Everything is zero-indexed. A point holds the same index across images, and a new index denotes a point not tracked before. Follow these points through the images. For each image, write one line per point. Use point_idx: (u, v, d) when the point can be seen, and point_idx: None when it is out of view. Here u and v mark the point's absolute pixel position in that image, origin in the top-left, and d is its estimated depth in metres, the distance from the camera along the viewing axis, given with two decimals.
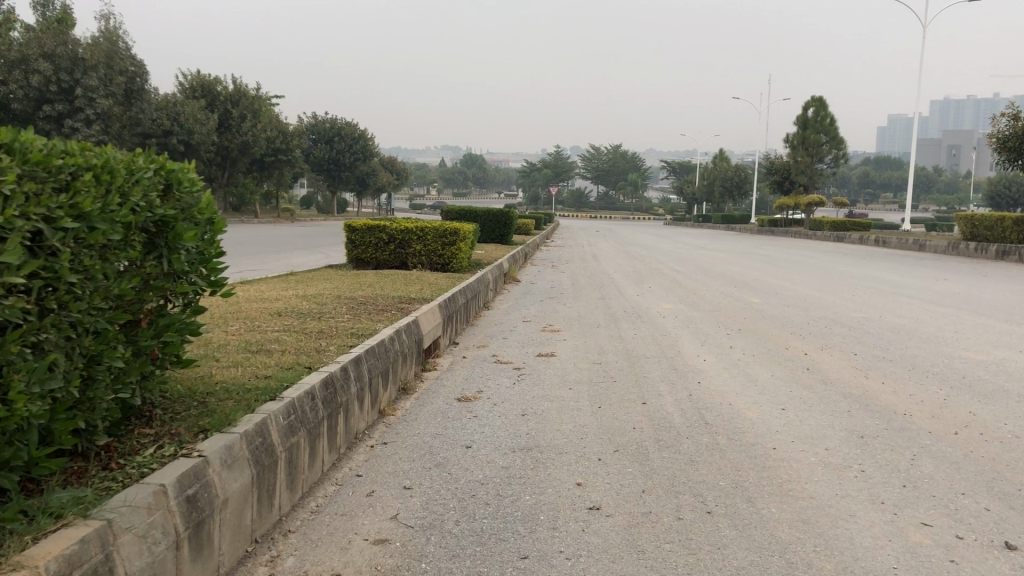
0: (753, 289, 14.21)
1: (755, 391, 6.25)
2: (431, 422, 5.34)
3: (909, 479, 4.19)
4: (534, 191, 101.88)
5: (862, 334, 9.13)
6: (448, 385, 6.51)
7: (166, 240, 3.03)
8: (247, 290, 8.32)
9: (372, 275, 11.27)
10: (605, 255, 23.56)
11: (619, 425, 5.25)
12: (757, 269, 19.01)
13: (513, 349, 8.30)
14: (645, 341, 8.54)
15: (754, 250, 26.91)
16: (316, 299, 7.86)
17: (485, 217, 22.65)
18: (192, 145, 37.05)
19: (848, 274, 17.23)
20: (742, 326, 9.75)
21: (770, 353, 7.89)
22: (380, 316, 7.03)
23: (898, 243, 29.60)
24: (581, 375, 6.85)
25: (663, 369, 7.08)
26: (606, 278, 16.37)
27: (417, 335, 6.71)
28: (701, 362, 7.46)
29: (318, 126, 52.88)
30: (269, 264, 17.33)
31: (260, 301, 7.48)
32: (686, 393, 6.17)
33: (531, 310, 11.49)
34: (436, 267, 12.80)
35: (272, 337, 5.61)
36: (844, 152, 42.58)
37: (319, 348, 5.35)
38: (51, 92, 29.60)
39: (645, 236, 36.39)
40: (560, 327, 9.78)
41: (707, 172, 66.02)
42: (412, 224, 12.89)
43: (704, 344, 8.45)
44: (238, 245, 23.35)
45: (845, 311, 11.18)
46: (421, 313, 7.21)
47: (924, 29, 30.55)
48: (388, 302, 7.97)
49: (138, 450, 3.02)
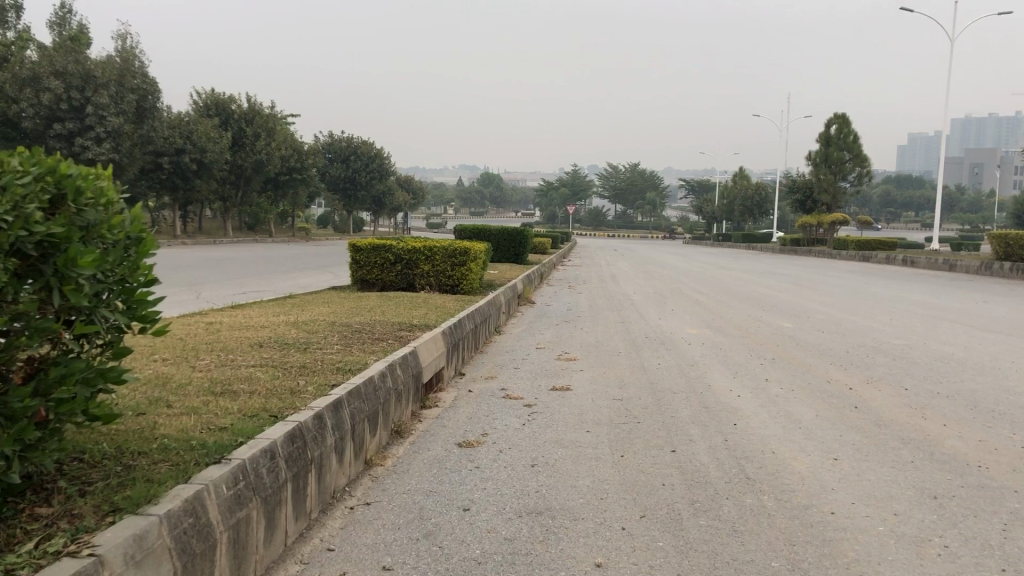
0: (782, 312, 13.40)
1: (800, 436, 5.46)
2: (425, 476, 4.58)
3: (1007, 561, 3.38)
4: (552, 210, 101.35)
5: (907, 365, 8.30)
6: (450, 427, 5.75)
7: (54, 268, 2.32)
8: (233, 316, 7.63)
9: (375, 297, 10.54)
10: (623, 275, 22.76)
11: (645, 480, 4.47)
12: (783, 289, 18.17)
13: (524, 381, 7.52)
14: (671, 372, 7.78)
15: (778, 270, 26.05)
16: (306, 326, 7.13)
17: (500, 235, 21.97)
18: (206, 164, 36.65)
19: (881, 296, 16.35)
20: (776, 355, 8.95)
21: (811, 389, 7.07)
22: (373, 346, 6.28)
23: (927, 263, 28.61)
24: (601, 413, 6.09)
25: (691, 407, 6.30)
26: (626, 300, 15.61)
27: (415, 369, 5.97)
28: (734, 398, 6.67)
29: (334, 145, 52.49)
30: (275, 286, 16.62)
31: (243, 330, 6.73)
32: (721, 438, 5.38)
33: (546, 336, 10.74)
34: (445, 289, 12.08)
35: (243, 374, 4.88)
36: (868, 169, 41.53)
37: (295, 388, 4.59)
38: (62, 110, 29.15)
39: (665, 255, 35.61)
40: (576, 354, 9.01)
41: (727, 191, 65.17)
42: (421, 243, 12.18)
43: (736, 376, 7.66)
44: (246, 266, 22.71)
45: (885, 337, 10.36)
46: (421, 343, 6.47)
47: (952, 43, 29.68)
48: (387, 330, 7.23)
49: (16, 544, 2.31)
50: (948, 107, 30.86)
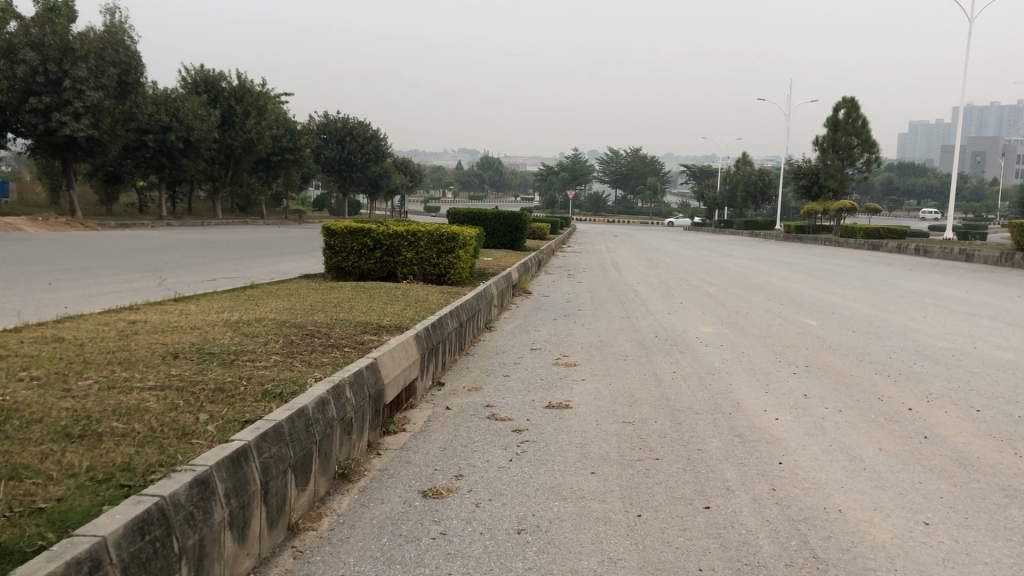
0: (803, 307, 12.17)
1: (871, 484, 4.19)
2: (367, 551, 3.30)
3: None
4: (552, 195, 99.73)
5: (966, 376, 7.04)
6: (416, 462, 4.49)
7: None
8: (165, 314, 6.34)
9: (348, 289, 9.25)
10: (626, 263, 21.51)
11: (675, 563, 3.19)
12: (797, 280, 16.90)
13: (513, 395, 6.22)
14: (689, 384, 6.52)
15: (788, 258, 24.76)
16: (249, 326, 5.82)
17: (494, 220, 20.75)
18: (193, 143, 35.39)
19: (905, 289, 15.12)
20: (810, 361, 7.69)
21: (861, 409, 5.79)
22: (321, 356, 4.99)
23: (941, 253, 27.34)
24: (608, 444, 4.82)
25: (722, 437, 5.03)
26: (630, 291, 14.36)
27: (372, 388, 4.70)
28: (771, 422, 5.40)
29: (329, 126, 50.96)
30: (252, 272, 15.33)
31: (164, 334, 5.42)
32: (767, 487, 4.12)
33: (541, 333, 9.49)
34: (430, 279, 10.84)
35: (124, 404, 3.59)
36: (877, 155, 39.95)
37: (189, 428, 3.31)
38: (38, 84, 27.58)
39: (668, 242, 34.28)
40: (576, 359, 7.72)
41: (730, 176, 63.73)
42: (402, 226, 10.89)
43: (768, 390, 6.38)
44: (226, 248, 21.38)
45: (927, 338, 9.13)
46: (385, 353, 5.18)
47: (972, 24, 28.30)
48: (346, 332, 5.94)
49: None
50: (966, 89, 29.41)
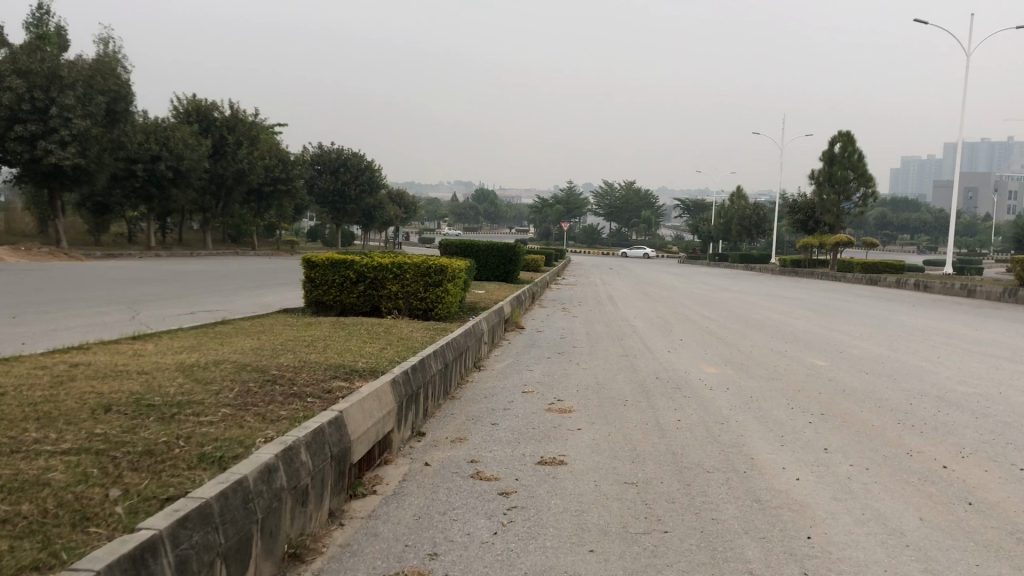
0: (809, 345, 11.57)
1: (922, 567, 3.55)
2: None
3: None
4: (546, 228, 99.23)
5: (999, 427, 6.42)
6: (384, 536, 3.84)
7: None
8: (112, 357, 5.68)
9: (327, 325, 8.63)
10: (623, 297, 20.91)
11: None
12: (798, 316, 16.31)
13: (501, 447, 5.58)
14: (697, 436, 5.89)
15: (790, 293, 24.16)
16: (205, 371, 5.17)
17: (488, 251, 20.20)
18: (183, 172, 34.84)
19: (913, 326, 14.53)
20: (826, 409, 7.06)
21: (891, 468, 5.16)
22: (279, 408, 4.33)
23: (943, 288, 26.82)
24: (608, 514, 4.15)
25: (739, 503, 4.38)
26: (628, 327, 13.75)
27: (335, 448, 4.04)
28: (792, 484, 4.76)
29: (323, 156, 50.57)
30: (232, 305, 14.72)
31: (104, 380, 4.75)
32: (799, 571, 3.49)
33: (534, 373, 8.86)
34: (416, 314, 10.21)
35: (18, 477, 2.92)
36: (873, 190, 39.61)
37: (92, 512, 2.65)
38: (23, 111, 27.05)
39: (664, 275, 33.68)
40: (572, 404, 7.09)
41: (725, 210, 63.38)
42: (387, 258, 10.28)
43: (785, 444, 5.75)
44: (208, 279, 20.72)
45: (946, 382, 8.53)
46: (354, 404, 4.52)
47: (971, 57, 28.03)
48: (312, 377, 5.29)
49: None
50: (965, 123, 29.06)
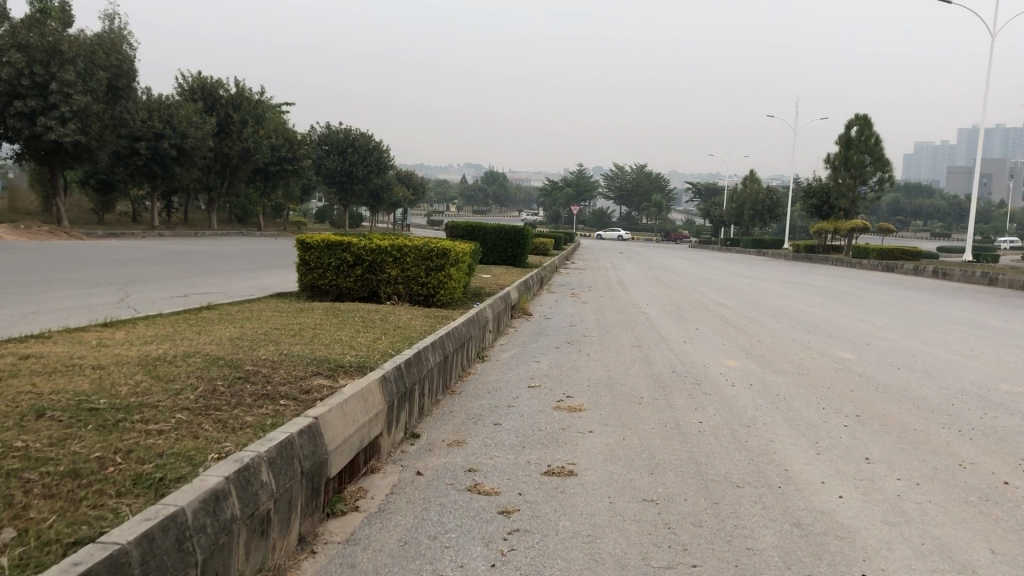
0: (832, 336, 10.96)
1: None
2: None
3: None
4: (555, 211, 98.29)
5: None
6: (362, 568, 3.24)
7: None
8: (68, 349, 5.08)
9: (320, 312, 8.04)
10: (634, 282, 20.30)
11: None
12: (817, 304, 15.67)
13: (502, 453, 4.99)
14: (723, 442, 5.28)
15: (807, 279, 23.48)
16: (168, 367, 4.56)
17: (495, 234, 19.58)
18: (187, 150, 34.29)
19: (938, 316, 13.90)
20: (860, 409, 6.46)
21: (946, 483, 4.54)
22: (245, 415, 3.73)
23: (963, 276, 26.08)
24: (626, 544, 3.53)
25: (778, 529, 3.77)
26: (641, 314, 13.13)
27: (305, 462, 3.42)
28: (838, 504, 4.15)
29: (331, 137, 49.92)
30: (228, 287, 14.14)
31: (50, 377, 4.14)
32: None
33: (542, 364, 8.27)
34: (417, 300, 9.62)
35: None
36: (889, 175, 38.71)
37: None
38: (23, 86, 26.48)
39: (676, 260, 33.01)
40: (582, 401, 6.49)
41: (737, 194, 62.49)
42: (387, 241, 9.68)
43: (822, 453, 5.13)
44: (206, 260, 20.17)
45: (987, 379, 7.90)
46: (333, 410, 3.91)
47: (996, 37, 27.11)
48: (290, 374, 4.67)
49: None
50: (988, 106, 28.16)
